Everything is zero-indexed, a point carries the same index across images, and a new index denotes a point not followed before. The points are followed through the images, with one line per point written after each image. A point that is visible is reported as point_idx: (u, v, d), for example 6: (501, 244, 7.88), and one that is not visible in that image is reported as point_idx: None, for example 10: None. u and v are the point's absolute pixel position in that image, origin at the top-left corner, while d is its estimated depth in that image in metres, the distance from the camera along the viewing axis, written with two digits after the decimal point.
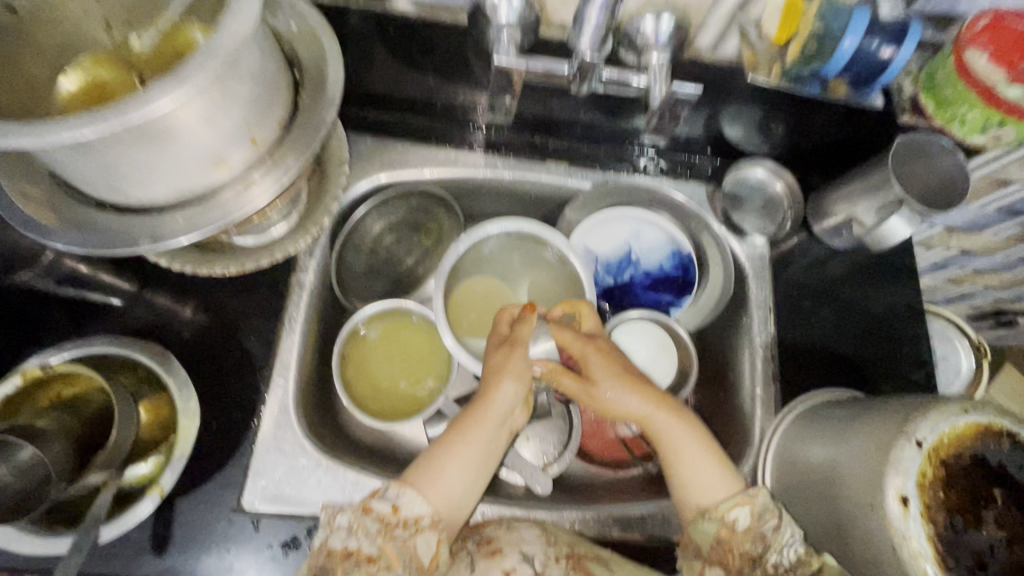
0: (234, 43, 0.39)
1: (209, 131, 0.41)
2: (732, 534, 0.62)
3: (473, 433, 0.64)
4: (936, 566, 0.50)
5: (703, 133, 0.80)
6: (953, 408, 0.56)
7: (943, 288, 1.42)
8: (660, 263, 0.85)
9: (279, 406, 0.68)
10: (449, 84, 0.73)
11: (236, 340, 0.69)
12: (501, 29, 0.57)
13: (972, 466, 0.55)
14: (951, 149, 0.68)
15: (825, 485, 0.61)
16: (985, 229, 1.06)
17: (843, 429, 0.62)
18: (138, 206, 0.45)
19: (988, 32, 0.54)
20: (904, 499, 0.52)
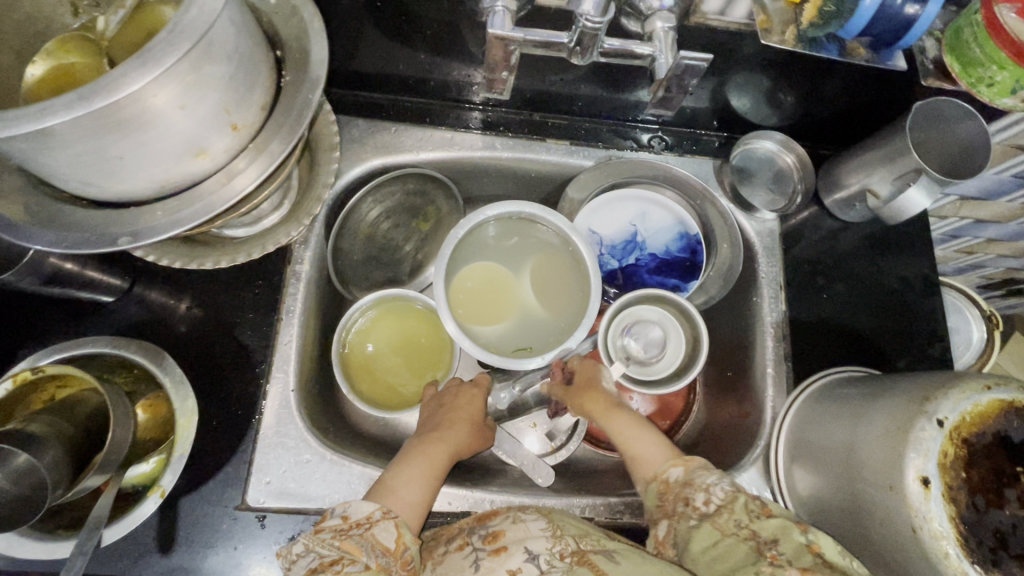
0: (205, 20, 0.36)
1: (186, 118, 0.38)
2: (668, 486, 0.64)
3: (431, 443, 0.67)
4: (958, 547, 0.49)
5: (710, 104, 0.76)
6: (975, 384, 0.54)
7: (954, 258, 1.39)
8: (666, 246, 0.82)
9: (280, 400, 0.66)
10: (442, 60, 0.70)
11: (233, 334, 0.68)
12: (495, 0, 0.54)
13: (995, 444, 0.53)
14: (970, 114, 0.64)
15: (840, 463, 0.60)
16: (1001, 196, 1.03)
17: (859, 410, 0.61)
18: (116, 198, 0.42)
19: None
20: (926, 480, 0.51)
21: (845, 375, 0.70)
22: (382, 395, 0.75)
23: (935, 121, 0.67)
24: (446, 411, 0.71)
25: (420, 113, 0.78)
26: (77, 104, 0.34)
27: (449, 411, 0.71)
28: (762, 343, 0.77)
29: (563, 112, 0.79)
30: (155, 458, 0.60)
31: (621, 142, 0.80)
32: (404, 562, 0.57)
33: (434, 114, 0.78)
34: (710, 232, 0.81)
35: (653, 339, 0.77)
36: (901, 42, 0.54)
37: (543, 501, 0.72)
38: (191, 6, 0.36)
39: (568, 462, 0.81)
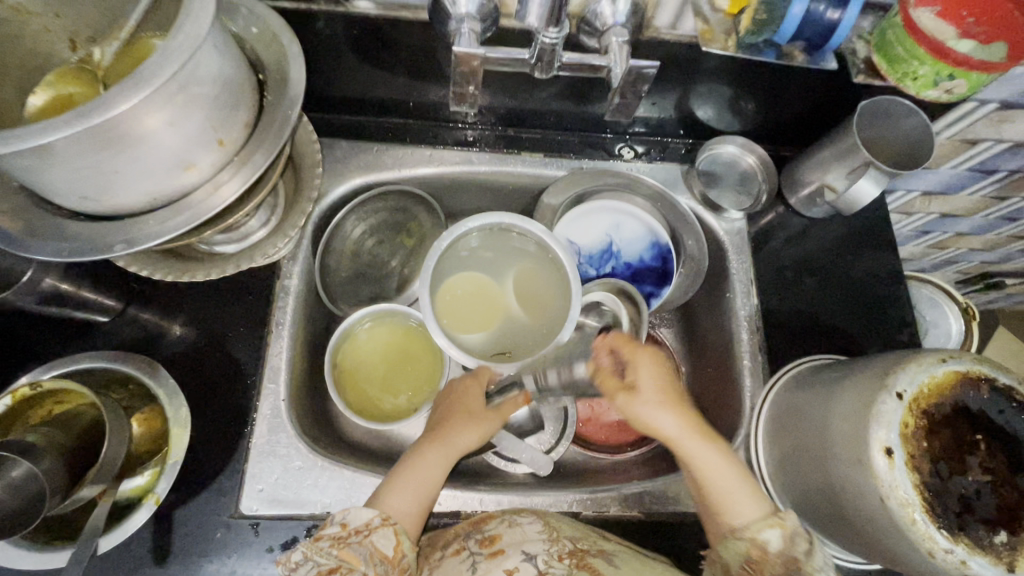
0: (190, 44, 0.40)
1: (175, 134, 0.42)
2: (764, 555, 0.56)
3: (437, 447, 0.68)
4: (924, 513, 0.51)
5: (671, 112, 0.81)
6: (931, 358, 0.56)
7: (929, 254, 1.43)
8: (640, 255, 0.85)
9: (271, 410, 0.68)
10: (418, 81, 0.74)
11: (224, 348, 0.70)
12: (462, 20, 0.58)
13: (954, 413, 0.55)
14: (913, 111, 0.69)
15: (812, 440, 0.62)
16: (961, 191, 1.08)
17: (829, 391, 0.63)
18: (111, 212, 0.46)
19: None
20: (889, 450, 0.53)
21: (817, 361, 0.72)
22: (372, 408, 0.76)
23: (881, 119, 0.72)
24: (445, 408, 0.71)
25: (400, 132, 0.82)
26: (75, 121, 0.37)
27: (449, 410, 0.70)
28: (737, 337, 0.80)
29: (535, 126, 0.84)
30: (149, 472, 0.62)
31: (593, 151, 0.85)
32: (402, 570, 0.59)
33: (414, 133, 0.82)
34: (681, 234, 0.85)
35: (610, 326, 0.77)
36: (830, 45, 0.59)
37: (532, 500, 0.73)
38: (178, 33, 0.40)
39: (558, 463, 0.83)
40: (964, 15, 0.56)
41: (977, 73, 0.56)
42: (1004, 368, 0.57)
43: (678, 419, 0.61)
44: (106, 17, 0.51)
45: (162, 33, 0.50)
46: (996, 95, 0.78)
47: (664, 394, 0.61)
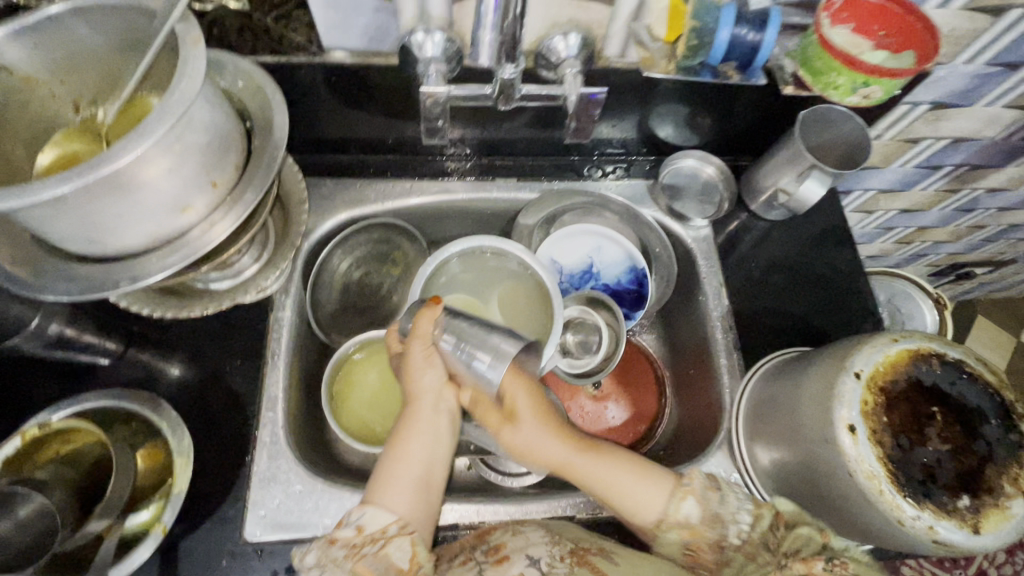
0: (184, 99, 0.45)
1: (172, 179, 0.47)
2: (693, 531, 0.65)
3: (416, 428, 0.68)
4: (890, 484, 0.54)
5: (632, 133, 0.87)
6: (883, 339, 0.61)
7: (897, 250, 1.49)
8: (618, 277, 0.89)
9: (270, 437, 0.70)
10: (394, 119, 0.80)
11: (222, 383, 0.73)
12: (428, 63, 0.64)
13: (910, 388, 0.59)
14: (848, 116, 0.75)
15: (783, 425, 0.66)
16: (915, 187, 1.14)
17: (796, 377, 0.66)
18: (114, 254, 0.50)
19: (843, 12, 0.63)
20: (852, 427, 0.57)
21: (788, 353, 0.76)
22: (367, 433, 0.78)
23: (822, 124, 0.78)
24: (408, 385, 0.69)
25: (381, 167, 0.87)
26: (81, 173, 0.42)
27: (414, 385, 0.68)
28: (713, 338, 0.83)
29: (506, 153, 0.89)
30: (155, 504, 0.64)
31: (563, 173, 0.90)
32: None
33: (393, 168, 0.87)
34: (652, 245, 0.90)
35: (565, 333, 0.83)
36: (758, 63, 0.66)
37: (529, 509, 0.75)
38: (173, 90, 0.45)
39: (553, 473, 0.86)
40: (875, 29, 0.64)
41: (890, 80, 0.62)
42: (952, 343, 0.61)
43: (575, 448, 0.68)
44: (104, 81, 0.57)
45: (157, 92, 0.56)
46: (926, 96, 0.85)
47: (545, 415, 0.68)
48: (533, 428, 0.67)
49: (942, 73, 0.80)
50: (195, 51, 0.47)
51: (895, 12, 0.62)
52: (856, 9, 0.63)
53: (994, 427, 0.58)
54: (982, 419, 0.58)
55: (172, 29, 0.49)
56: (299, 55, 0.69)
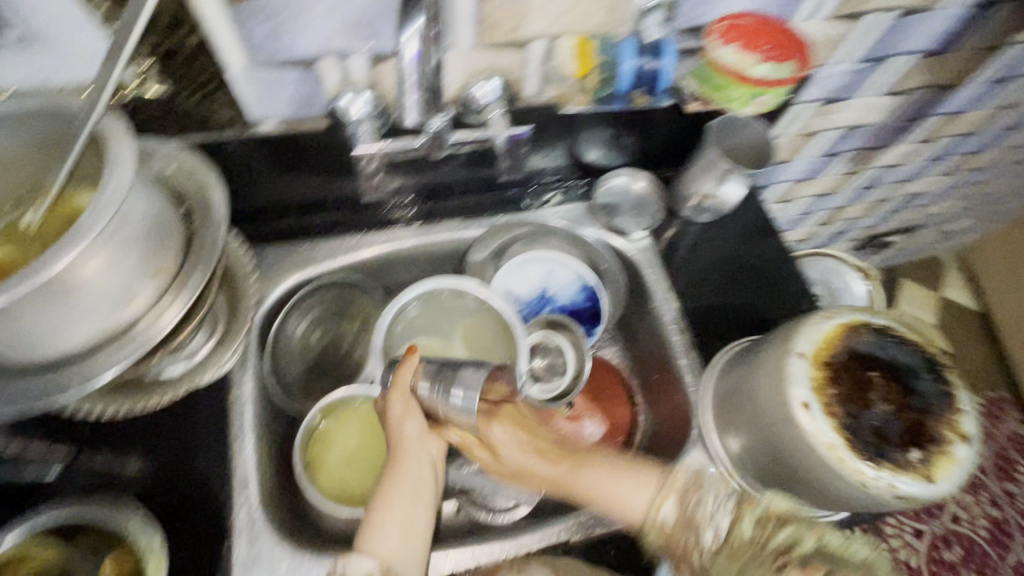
0: (116, 194, 0.44)
1: (113, 274, 0.46)
2: (669, 530, 0.67)
3: (399, 476, 0.67)
4: (849, 450, 0.59)
5: (564, 158, 0.92)
6: (819, 318, 0.66)
7: (822, 231, 1.61)
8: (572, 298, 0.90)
9: (248, 519, 0.68)
10: (330, 176, 0.82)
11: (187, 469, 0.70)
12: (359, 119, 0.67)
13: (850, 360, 0.64)
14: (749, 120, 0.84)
15: (746, 414, 0.69)
16: (825, 173, 1.25)
17: (750, 366, 0.70)
18: (57, 353, 0.48)
19: (733, 34, 0.69)
20: (807, 405, 0.61)
21: (739, 344, 0.81)
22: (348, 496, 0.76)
23: (730, 131, 0.85)
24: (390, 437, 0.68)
25: (321, 225, 0.86)
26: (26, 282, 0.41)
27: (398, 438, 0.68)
28: (671, 342, 0.87)
29: (447, 196, 0.91)
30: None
31: (504, 207, 0.94)
32: None
33: (336, 223, 0.87)
34: (598, 262, 0.94)
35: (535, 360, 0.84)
36: (660, 82, 0.73)
37: (525, 543, 0.75)
38: (104, 187, 0.44)
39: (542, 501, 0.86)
40: (760, 43, 0.68)
41: (778, 88, 0.71)
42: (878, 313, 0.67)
43: (564, 463, 0.75)
44: (25, 183, 0.55)
45: (84, 188, 0.55)
46: (815, 93, 0.94)
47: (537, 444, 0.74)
48: (532, 455, 0.73)
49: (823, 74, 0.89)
50: (126, 142, 0.47)
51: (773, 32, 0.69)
52: (744, 30, 0.69)
53: (925, 380, 0.64)
54: (915, 375, 0.64)
55: (95, 126, 0.49)
56: (222, 131, 0.71)
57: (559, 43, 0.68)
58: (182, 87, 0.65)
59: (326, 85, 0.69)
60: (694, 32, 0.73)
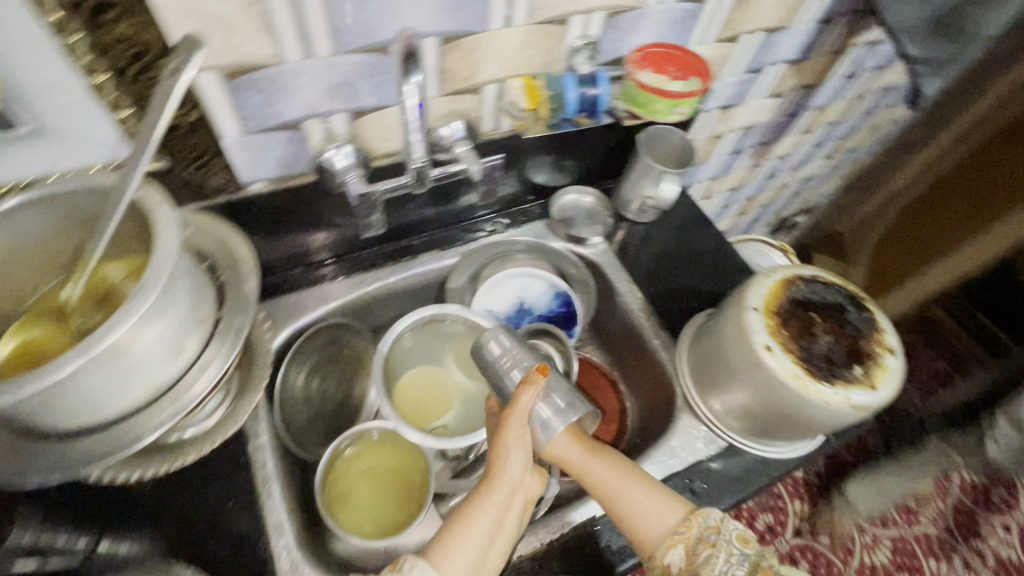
0: (60, 108, 0.39)
1: (88, 134, 0.42)
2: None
3: (484, 509, 0.44)
4: (823, 384, 0.49)
5: (575, 169, 0.74)
6: (757, 274, 0.57)
7: None
8: (545, 309, 0.71)
9: (288, 564, 0.50)
10: (286, 234, 0.60)
11: (219, 532, 0.51)
12: (346, 172, 0.53)
13: (803, 301, 0.55)
14: (720, 151, 0.92)
15: (721, 376, 0.58)
16: (788, 145, 1.01)
17: (707, 335, 0.60)
18: (90, 426, 0.36)
19: (647, 57, 0.60)
20: (770, 348, 0.51)
21: (700, 316, 0.67)
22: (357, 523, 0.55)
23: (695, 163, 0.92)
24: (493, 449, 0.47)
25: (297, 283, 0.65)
26: (77, 353, 0.31)
27: (506, 451, 0.46)
28: (639, 327, 0.69)
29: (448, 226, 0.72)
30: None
31: None
32: None
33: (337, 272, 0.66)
34: (576, 255, 0.74)
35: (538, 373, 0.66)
36: (601, 105, 0.61)
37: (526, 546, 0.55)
38: (71, 116, 0.40)
39: None
40: (670, 65, 0.59)
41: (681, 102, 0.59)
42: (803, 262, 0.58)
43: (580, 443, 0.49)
44: (52, 266, 0.40)
45: None
46: (826, 98, 0.90)
47: (608, 458, 0.50)
48: (624, 478, 0.49)
49: (802, 92, 0.86)
50: (202, 54, 0.35)
51: (683, 54, 0.60)
52: (654, 52, 0.60)
53: (854, 312, 0.55)
54: (841, 311, 0.55)
55: (132, 200, 0.37)
56: (212, 203, 0.52)
57: (510, 83, 0.57)
58: (175, 163, 0.47)
59: (311, 144, 0.52)
60: (611, 61, 0.62)
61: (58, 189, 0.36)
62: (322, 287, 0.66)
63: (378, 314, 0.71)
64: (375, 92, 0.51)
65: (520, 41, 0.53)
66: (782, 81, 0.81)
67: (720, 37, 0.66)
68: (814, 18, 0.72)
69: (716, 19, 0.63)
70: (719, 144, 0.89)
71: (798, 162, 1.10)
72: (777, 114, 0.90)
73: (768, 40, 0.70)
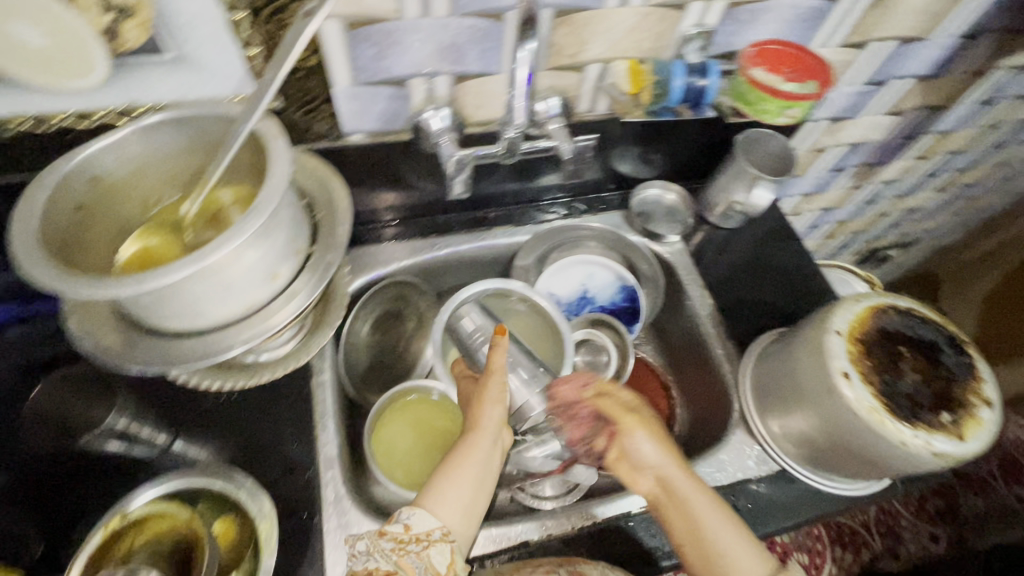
0: (199, 37, 0.42)
1: (219, 65, 0.45)
2: None
3: (467, 460, 0.46)
4: (902, 423, 0.46)
5: (663, 164, 0.72)
6: (845, 297, 0.53)
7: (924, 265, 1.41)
8: (610, 300, 0.70)
9: (333, 495, 0.52)
10: (375, 188, 0.63)
11: (275, 452, 0.53)
12: (439, 134, 0.54)
13: (892, 333, 0.51)
14: (820, 167, 0.86)
15: (785, 397, 0.55)
16: (897, 171, 0.94)
17: (776, 353, 0.57)
18: (186, 331, 0.40)
19: (762, 54, 0.56)
20: (848, 375, 0.48)
21: (772, 333, 0.64)
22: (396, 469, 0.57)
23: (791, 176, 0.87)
24: (472, 409, 0.49)
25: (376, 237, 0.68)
26: (190, 260, 0.34)
27: (481, 407, 0.49)
28: (703, 334, 0.67)
29: (525, 204, 0.73)
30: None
31: None
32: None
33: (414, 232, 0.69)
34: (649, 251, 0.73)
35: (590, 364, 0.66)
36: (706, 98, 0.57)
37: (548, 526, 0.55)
38: (206, 46, 0.43)
39: None
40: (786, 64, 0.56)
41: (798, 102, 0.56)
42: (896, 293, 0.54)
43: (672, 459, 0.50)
44: (174, 181, 0.44)
45: None
46: (952, 123, 0.82)
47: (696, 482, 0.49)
48: (714, 507, 0.47)
49: (926, 114, 0.79)
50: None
51: (804, 57, 0.56)
52: (771, 52, 0.56)
53: (951, 355, 0.50)
54: (936, 351, 0.50)
55: (253, 129, 0.40)
56: (313, 147, 0.55)
57: (614, 65, 0.56)
58: (288, 105, 0.50)
59: (413, 103, 0.54)
60: (723, 55, 0.60)
61: (191, 111, 0.40)
62: (398, 244, 0.68)
63: (445, 280, 0.73)
64: (482, 58, 0.51)
65: (632, 23, 0.53)
66: (905, 99, 0.75)
67: (846, 42, 0.61)
68: (958, 32, 0.65)
69: (845, 21, 0.59)
70: (820, 159, 0.84)
71: (906, 192, 1.01)
72: (892, 135, 0.83)
73: (899, 51, 0.65)
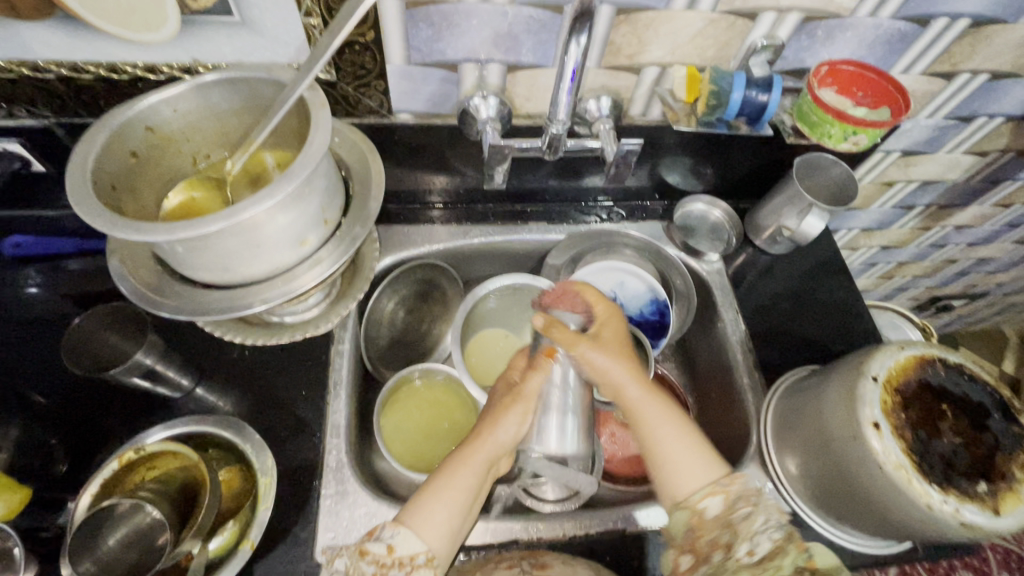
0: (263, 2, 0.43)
1: (279, 32, 0.46)
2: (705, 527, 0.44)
3: (456, 479, 0.44)
4: (930, 486, 0.43)
5: (713, 179, 0.69)
6: (887, 341, 0.49)
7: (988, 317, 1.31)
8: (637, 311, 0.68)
9: (335, 462, 0.52)
10: (418, 168, 0.63)
11: (287, 412, 0.55)
12: (485, 122, 0.54)
13: (931, 388, 0.47)
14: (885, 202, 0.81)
15: (806, 438, 0.52)
16: (974, 216, 0.86)
17: (801, 391, 0.54)
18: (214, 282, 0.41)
19: (832, 73, 0.53)
20: (877, 425, 0.45)
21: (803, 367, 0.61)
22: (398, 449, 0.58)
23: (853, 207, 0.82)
24: (484, 420, 0.48)
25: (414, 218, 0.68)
26: (222, 216, 0.35)
27: (494, 426, 0.47)
28: (731, 360, 0.64)
29: (565, 202, 0.71)
30: (228, 529, 0.47)
31: None
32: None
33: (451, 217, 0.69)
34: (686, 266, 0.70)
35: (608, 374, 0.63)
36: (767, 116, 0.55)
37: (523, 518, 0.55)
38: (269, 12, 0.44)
39: None
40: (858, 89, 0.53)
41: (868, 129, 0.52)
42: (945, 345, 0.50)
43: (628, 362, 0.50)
44: (223, 138, 0.46)
45: None
46: None
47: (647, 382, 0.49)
48: (669, 416, 0.48)
49: (1013, 158, 0.73)
50: None
51: (879, 77, 0.52)
52: (844, 71, 0.53)
53: (997, 419, 0.46)
54: (979, 414, 0.47)
55: (301, 97, 0.41)
56: (361, 121, 0.56)
57: (672, 70, 0.54)
58: (341, 77, 0.51)
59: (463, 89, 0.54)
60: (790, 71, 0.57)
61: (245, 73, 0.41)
62: (433, 227, 0.69)
63: (474, 268, 0.73)
64: (536, 50, 0.51)
65: (698, 28, 0.51)
66: (991, 140, 0.69)
67: (930, 72, 0.57)
68: None
69: (930, 49, 0.55)
70: (887, 194, 0.79)
71: (981, 240, 0.94)
72: (972, 177, 0.77)
73: (989, 86, 0.60)
